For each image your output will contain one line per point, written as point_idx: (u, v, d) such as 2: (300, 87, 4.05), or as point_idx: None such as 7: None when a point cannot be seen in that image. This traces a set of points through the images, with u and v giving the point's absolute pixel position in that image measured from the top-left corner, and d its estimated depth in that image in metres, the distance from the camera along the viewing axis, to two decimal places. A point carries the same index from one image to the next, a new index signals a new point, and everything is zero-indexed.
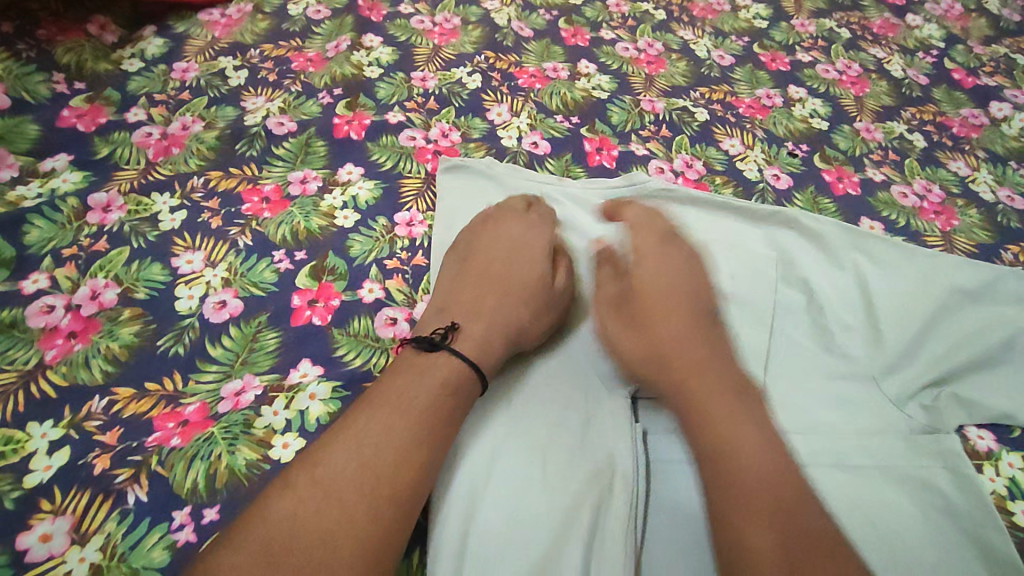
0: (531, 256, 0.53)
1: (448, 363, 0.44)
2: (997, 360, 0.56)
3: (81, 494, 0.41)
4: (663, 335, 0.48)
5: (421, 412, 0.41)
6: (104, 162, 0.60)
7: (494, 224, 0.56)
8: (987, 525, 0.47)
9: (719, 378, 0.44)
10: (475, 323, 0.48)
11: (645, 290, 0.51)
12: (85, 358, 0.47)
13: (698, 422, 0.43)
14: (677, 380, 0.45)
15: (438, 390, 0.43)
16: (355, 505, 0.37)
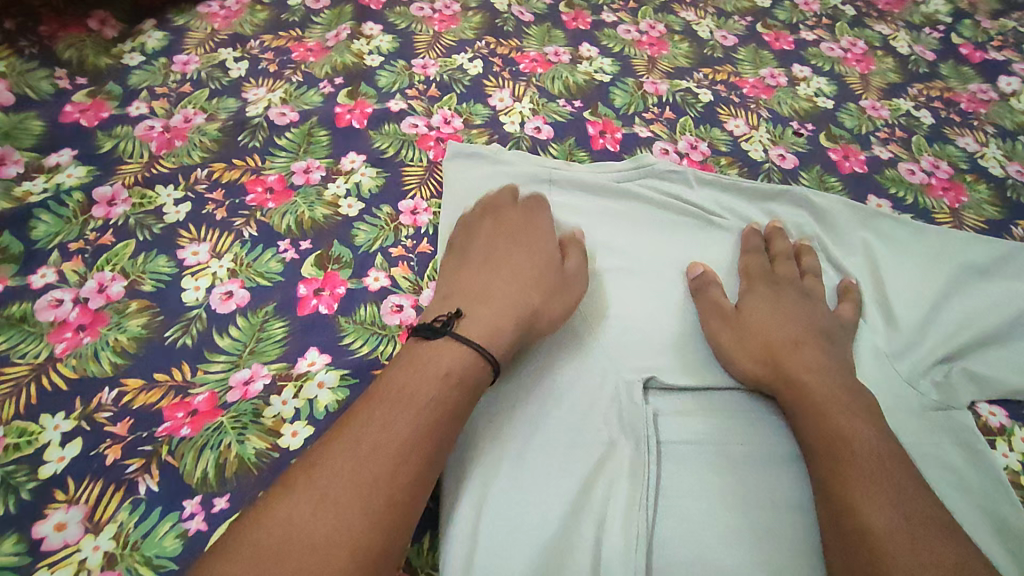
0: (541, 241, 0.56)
1: (463, 357, 0.44)
2: (1011, 336, 0.55)
3: (93, 484, 0.41)
4: (778, 344, 0.50)
5: (420, 402, 0.42)
6: (108, 157, 0.60)
7: (496, 215, 0.57)
8: (1000, 501, 0.46)
9: (837, 391, 0.46)
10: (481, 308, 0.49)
11: (761, 302, 0.53)
12: (95, 350, 0.47)
13: (819, 425, 0.45)
14: (796, 386, 0.47)
15: (471, 363, 0.44)
16: (349, 505, 0.37)
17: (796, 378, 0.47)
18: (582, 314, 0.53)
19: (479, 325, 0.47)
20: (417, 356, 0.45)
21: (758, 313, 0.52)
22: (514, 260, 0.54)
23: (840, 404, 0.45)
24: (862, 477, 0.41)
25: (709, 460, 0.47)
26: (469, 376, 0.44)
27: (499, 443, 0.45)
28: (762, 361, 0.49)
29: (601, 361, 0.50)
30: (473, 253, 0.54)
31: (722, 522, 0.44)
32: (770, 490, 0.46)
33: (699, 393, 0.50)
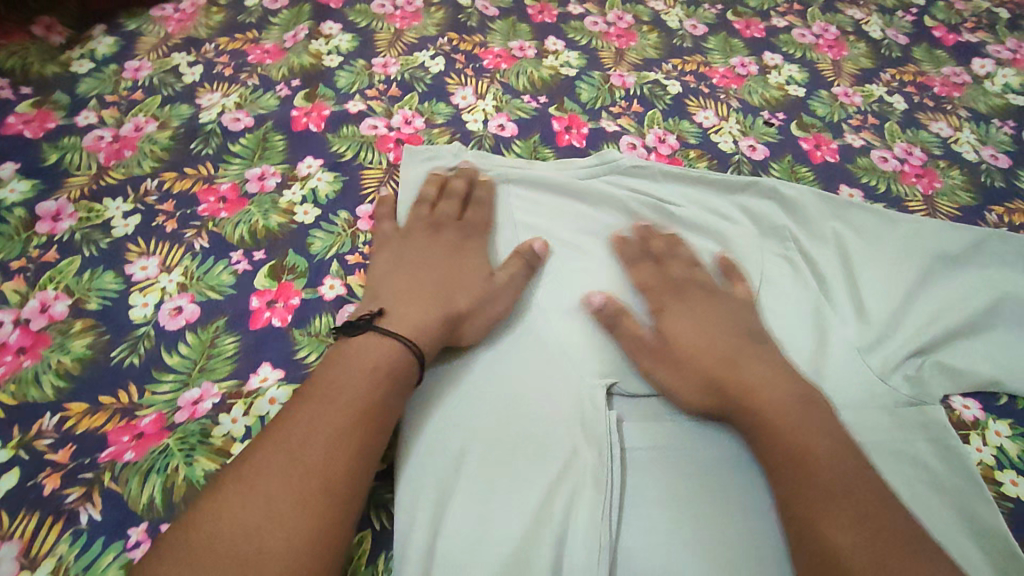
0: (466, 260, 0.54)
1: (379, 352, 0.44)
2: (984, 327, 0.54)
3: (31, 516, 0.39)
4: (707, 367, 0.47)
5: (361, 372, 0.42)
6: (54, 169, 0.58)
7: (429, 228, 0.55)
8: (973, 497, 0.45)
9: (786, 394, 0.44)
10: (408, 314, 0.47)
11: (675, 320, 0.50)
12: (36, 374, 0.45)
13: (764, 433, 0.43)
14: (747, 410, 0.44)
15: (367, 373, 0.42)
16: (303, 446, 0.38)
17: (742, 393, 0.45)
18: (547, 319, 0.51)
19: (404, 318, 0.47)
20: (344, 348, 0.45)
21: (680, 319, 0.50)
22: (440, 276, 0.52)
23: (785, 408, 0.43)
24: (825, 500, 0.39)
25: (677, 466, 0.46)
26: (399, 367, 0.44)
27: (456, 456, 0.44)
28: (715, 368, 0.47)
29: (562, 366, 0.49)
30: (408, 256, 0.53)
31: (689, 529, 0.43)
32: (740, 495, 0.45)
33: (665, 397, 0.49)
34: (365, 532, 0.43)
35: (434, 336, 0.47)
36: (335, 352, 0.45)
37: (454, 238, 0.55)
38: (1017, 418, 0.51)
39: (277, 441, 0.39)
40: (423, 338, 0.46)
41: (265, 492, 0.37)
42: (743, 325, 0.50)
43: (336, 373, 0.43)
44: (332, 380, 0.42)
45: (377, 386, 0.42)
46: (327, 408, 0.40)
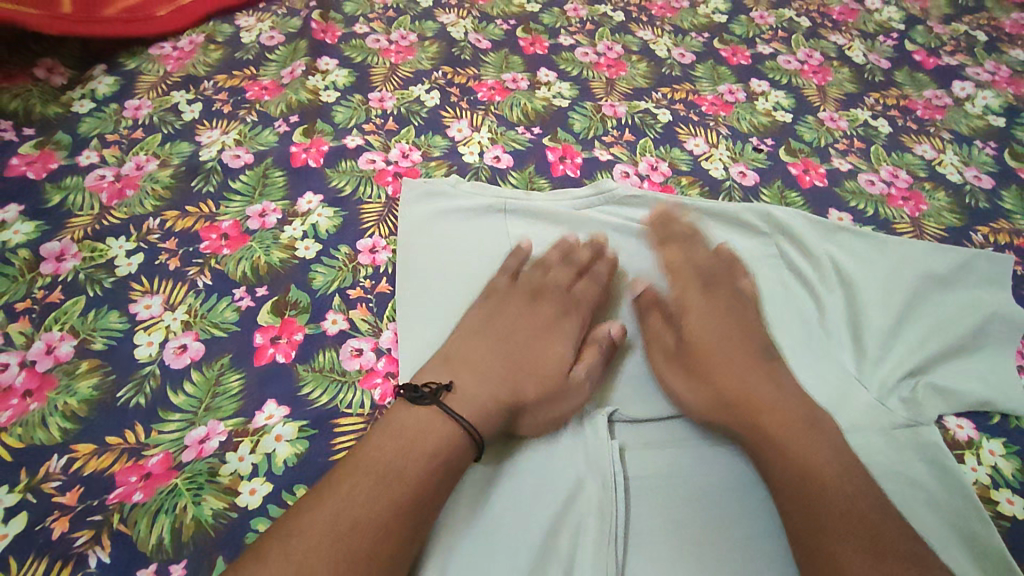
0: (552, 344, 0.53)
1: (439, 428, 0.43)
2: (974, 347, 0.55)
3: (40, 560, 0.40)
4: (729, 386, 0.48)
5: (427, 463, 0.41)
6: (56, 210, 0.58)
7: (532, 296, 0.56)
8: (970, 516, 0.46)
9: (788, 417, 0.45)
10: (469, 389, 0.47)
11: (698, 321, 0.53)
12: (42, 417, 0.46)
13: (780, 452, 0.44)
14: (744, 415, 0.46)
15: (429, 462, 0.41)
16: (369, 542, 0.37)
17: (752, 400, 0.47)
18: (549, 350, 0.52)
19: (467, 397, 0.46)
20: (399, 421, 0.43)
21: (692, 320, 0.54)
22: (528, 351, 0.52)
23: (803, 435, 0.44)
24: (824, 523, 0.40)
25: (679, 493, 0.46)
26: (456, 461, 0.43)
27: (466, 492, 0.45)
28: (736, 405, 0.47)
29: (564, 399, 0.50)
30: (503, 318, 0.54)
31: (694, 556, 0.43)
32: (743, 521, 0.45)
33: (665, 424, 0.50)
34: None
35: (494, 421, 0.46)
36: (401, 429, 0.43)
37: (551, 316, 0.55)
38: (1011, 437, 0.51)
39: (324, 516, 0.38)
40: (483, 422, 0.45)
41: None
42: (758, 334, 0.52)
43: (396, 459, 0.41)
44: (391, 465, 0.41)
45: (434, 483, 0.41)
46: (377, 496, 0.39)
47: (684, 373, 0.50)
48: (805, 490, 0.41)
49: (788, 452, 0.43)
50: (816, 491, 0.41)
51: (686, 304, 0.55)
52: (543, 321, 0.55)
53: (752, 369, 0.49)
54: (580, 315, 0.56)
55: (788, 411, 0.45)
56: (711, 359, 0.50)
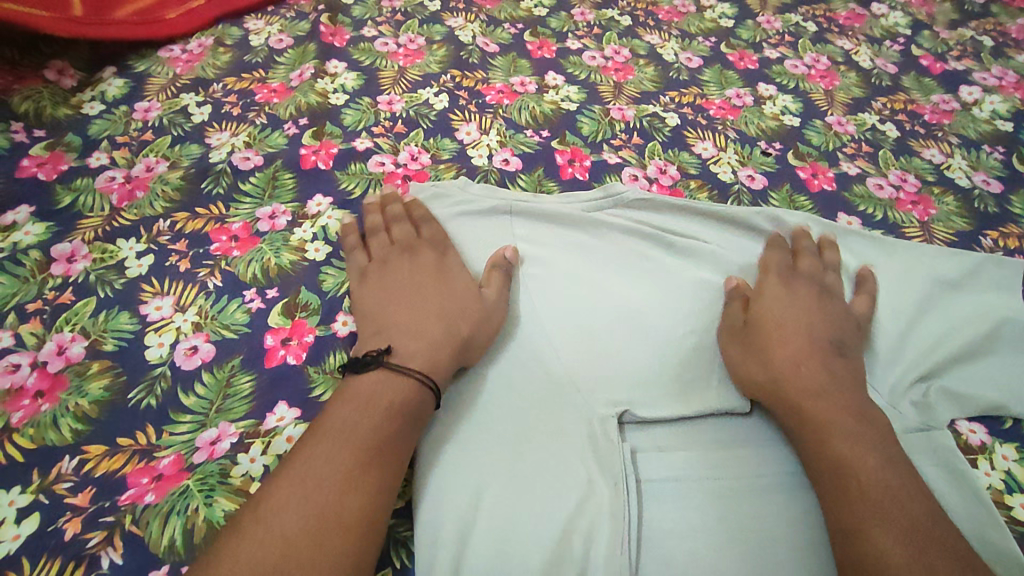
0: (454, 278, 0.55)
1: (396, 386, 0.45)
2: (986, 351, 0.55)
3: (52, 562, 0.39)
4: (784, 366, 0.49)
5: (382, 419, 0.43)
6: (67, 212, 0.59)
7: (408, 253, 0.56)
8: (984, 522, 0.46)
9: (836, 410, 0.46)
10: (412, 349, 0.48)
11: (786, 312, 0.53)
12: (54, 418, 0.45)
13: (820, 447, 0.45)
14: (814, 415, 0.46)
15: (382, 415, 0.43)
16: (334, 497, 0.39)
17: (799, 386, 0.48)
18: (558, 353, 0.52)
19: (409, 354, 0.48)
20: (355, 390, 0.45)
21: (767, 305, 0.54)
22: (439, 300, 0.53)
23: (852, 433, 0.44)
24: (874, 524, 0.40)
25: (692, 497, 0.46)
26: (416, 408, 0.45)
27: (475, 491, 0.44)
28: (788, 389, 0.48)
29: (575, 398, 0.49)
30: (395, 282, 0.54)
31: (708, 560, 0.43)
32: (756, 526, 0.45)
33: (677, 427, 0.50)
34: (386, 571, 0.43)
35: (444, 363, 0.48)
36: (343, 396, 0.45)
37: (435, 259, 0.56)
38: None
39: (290, 479, 0.39)
40: (437, 368, 0.47)
41: (283, 534, 0.37)
42: (825, 332, 0.52)
43: (345, 414, 0.43)
44: (343, 422, 0.43)
45: (386, 429, 0.43)
46: (328, 453, 0.41)
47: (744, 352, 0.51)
48: (850, 498, 0.42)
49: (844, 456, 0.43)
50: (851, 503, 0.41)
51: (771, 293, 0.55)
52: (426, 272, 0.55)
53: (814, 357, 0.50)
54: (449, 251, 0.58)
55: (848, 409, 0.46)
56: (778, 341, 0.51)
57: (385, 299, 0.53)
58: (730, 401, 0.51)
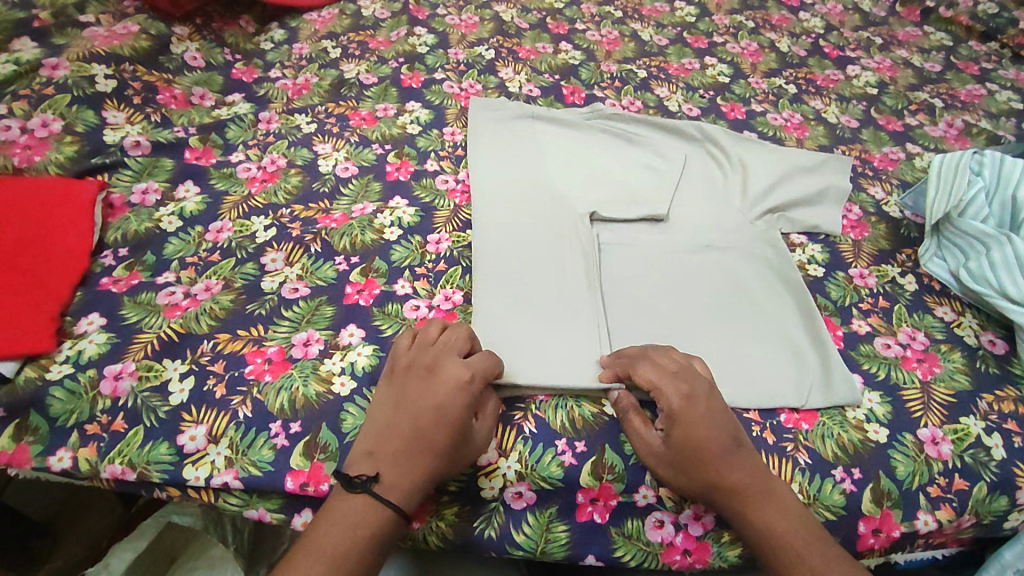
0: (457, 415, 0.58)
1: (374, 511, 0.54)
2: (818, 203, 0.89)
3: (287, 245, 0.77)
4: (711, 477, 0.58)
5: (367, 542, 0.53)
6: (263, 98, 0.97)
7: (429, 373, 0.60)
8: (790, 272, 0.80)
9: (754, 492, 0.58)
10: (393, 477, 0.56)
11: (686, 434, 0.59)
12: (275, 191, 0.83)
13: (748, 521, 0.58)
14: (735, 505, 0.58)
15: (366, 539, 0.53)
16: None
17: (728, 489, 0.58)
18: (556, 185, 0.87)
19: (395, 483, 0.56)
20: (337, 509, 0.54)
21: (678, 425, 0.59)
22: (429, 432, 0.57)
23: (767, 503, 0.58)
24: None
25: (627, 252, 0.81)
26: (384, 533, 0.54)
27: (504, 236, 0.80)
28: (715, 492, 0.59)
29: (563, 204, 0.85)
30: (411, 398, 0.59)
31: (631, 278, 0.78)
32: (662, 266, 0.80)
33: (624, 224, 0.85)
34: (457, 268, 0.78)
35: (418, 496, 0.57)
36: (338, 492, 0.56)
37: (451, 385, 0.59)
38: (826, 245, 0.86)
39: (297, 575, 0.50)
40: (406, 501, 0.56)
41: None
42: (721, 418, 0.60)
43: (332, 538, 0.52)
44: (338, 542, 0.52)
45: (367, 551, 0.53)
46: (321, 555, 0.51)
47: (673, 469, 0.60)
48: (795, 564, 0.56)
49: (765, 527, 0.58)
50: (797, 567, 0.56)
51: (685, 420, 0.59)
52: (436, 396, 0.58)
53: (718, 459, 0.59)
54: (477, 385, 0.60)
55: (761, 493, 0.59)
56: (701, 460, 0.59)
57: (395, 417, 0.59)
58: (657, 209, 0.85)
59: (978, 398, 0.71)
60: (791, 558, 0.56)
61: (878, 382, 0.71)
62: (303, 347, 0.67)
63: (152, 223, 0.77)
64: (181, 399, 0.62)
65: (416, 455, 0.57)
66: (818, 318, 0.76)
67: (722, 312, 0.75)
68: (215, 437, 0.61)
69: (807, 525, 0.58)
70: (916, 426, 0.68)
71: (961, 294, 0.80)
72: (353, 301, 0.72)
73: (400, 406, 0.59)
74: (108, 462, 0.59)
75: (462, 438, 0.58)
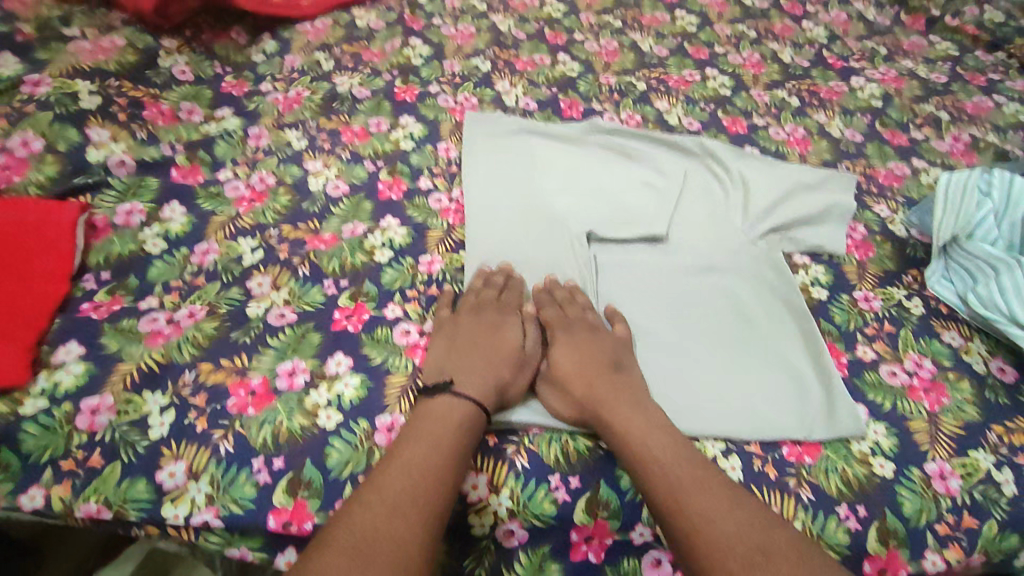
0: (507, 328, 0.69)
1: (448, 439, 0.58)
2: (821, 221, 0.87)
3: (275, 268, 0.75)
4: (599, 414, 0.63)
5: (430, 464, 0.55)
6: (252, 113, 0.95)
7: (474, 310, 0.71)
8: (792, 294, 0.78)
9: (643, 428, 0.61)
10: (466, 381, 0.63)
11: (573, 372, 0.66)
12: (263, 211, 0.81)
13: (635, 457, 0.59)
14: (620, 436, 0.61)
15: (437, 460, 0.56)
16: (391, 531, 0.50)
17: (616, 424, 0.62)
18: (553, 203, 0.85)
19: (473, 383, 0.63)
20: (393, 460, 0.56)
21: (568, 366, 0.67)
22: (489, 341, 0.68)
23: (654, 442, 0.59)
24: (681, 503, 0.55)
25: (624, 274, 0.79)
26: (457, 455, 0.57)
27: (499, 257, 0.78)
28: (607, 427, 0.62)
29: (559, 223, 0.82)
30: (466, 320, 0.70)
31: (628, 301, 0.76)
32: (661, 288, 0.78)
33: (622, 244, 0.83)
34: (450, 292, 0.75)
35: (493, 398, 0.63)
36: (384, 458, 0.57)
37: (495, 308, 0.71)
38: (830, 265, 0.84)
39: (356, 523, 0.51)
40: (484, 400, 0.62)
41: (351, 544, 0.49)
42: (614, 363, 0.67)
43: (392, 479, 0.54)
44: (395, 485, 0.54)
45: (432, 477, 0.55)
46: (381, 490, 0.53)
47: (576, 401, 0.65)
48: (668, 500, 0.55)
49: (645, 458, 0.58)
50: (669, 502, 0.55)
51: (580, 358, 0.67)
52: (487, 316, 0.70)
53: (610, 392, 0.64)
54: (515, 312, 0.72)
55: (648, 434, 0.60)
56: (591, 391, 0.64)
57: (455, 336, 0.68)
58: (656, 228, 0.83)
59: (987, 431, 0.69)
60: (667, 494, 0.56)
61: (884, 413, 0.69)
62: (288, 377, 0.65)
63: (136, 245, 0.75)
64: (160, 433, 0.60)
65: (483, 360, 0.66)
66: (821, 343, 0.73)
67: (722, 336, 0.73)
68: (195, 473, 0.59)
69: (688, 459, 0.58)
70: (923, 460, 0.66)
71: (969, 319, 0.78)
72: (341, 327, 0.70)
73: (455, 337, 0.68)
74: (83, 501, 0.57)
75: (518, 347, 0.68)
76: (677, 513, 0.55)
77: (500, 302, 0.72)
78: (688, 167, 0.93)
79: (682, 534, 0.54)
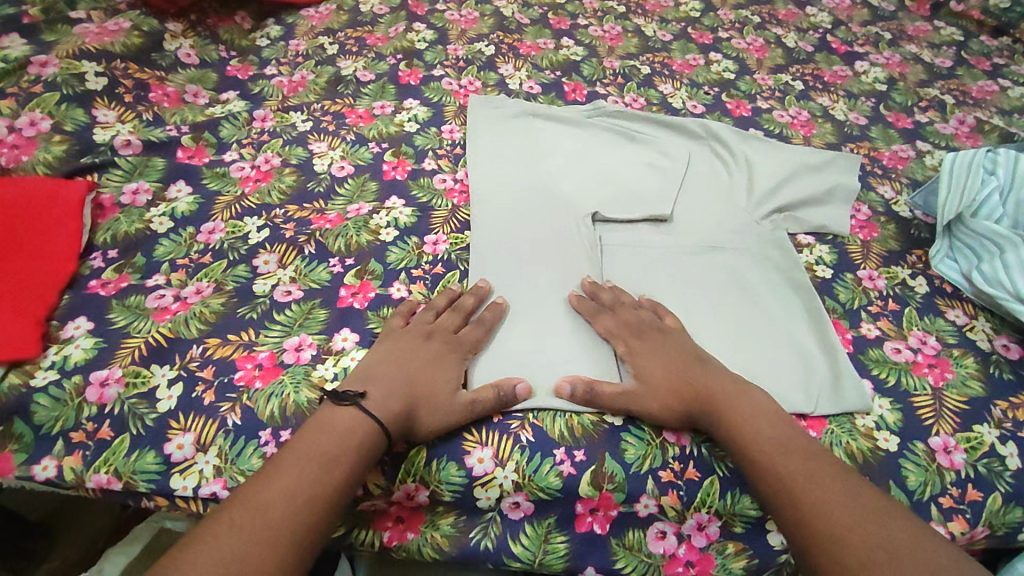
0: (444, 369, 0.63)
1: (328, 442, 0.55)
2: (825, 203, 0.87)
3: (280, 247, 0.75)
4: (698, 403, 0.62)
5: (307, 467, 0.53)
6: (257, 96, 0.95)
7: (423, 336, 0.65)
8: (797, 274, 0.78)
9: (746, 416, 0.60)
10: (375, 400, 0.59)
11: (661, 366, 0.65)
12: (269, 191, 0.81)
13: (739, 443, 0.59)
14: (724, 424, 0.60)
15: (309, 462, 0.53)
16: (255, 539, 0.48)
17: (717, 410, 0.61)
18: (557, 184, 0.85)
19: (380, 403, 0.59)
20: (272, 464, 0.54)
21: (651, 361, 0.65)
22: (420, 371, 0.62)
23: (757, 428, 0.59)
24: (792, 488, 0.55)
25: (629, 253, 0.79)
26: (338, 470, 0.54)
27: (505, 238, 0.78)
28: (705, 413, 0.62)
29: (564, 204, 0.82)
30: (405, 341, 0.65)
31: (633, 280, 0.77)
32: (666, 267, 0.78)
33: (627, 225, 0.83)
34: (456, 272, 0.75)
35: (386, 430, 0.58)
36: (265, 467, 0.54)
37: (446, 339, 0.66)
38: (834, 245, 0.84)
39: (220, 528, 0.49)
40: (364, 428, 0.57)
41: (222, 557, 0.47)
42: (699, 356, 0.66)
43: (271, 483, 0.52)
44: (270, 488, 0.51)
45: (310, 475, 0.53)
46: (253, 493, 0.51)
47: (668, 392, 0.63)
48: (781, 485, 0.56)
49: (751, 443, 0.58)
50: (782, 489, 0.56)
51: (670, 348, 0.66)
52: (431, 349, 0.64)
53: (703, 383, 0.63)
54: (462, 353, 0.66)
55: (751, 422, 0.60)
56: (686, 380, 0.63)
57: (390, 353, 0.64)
58: (661, 209, 0.83)
59: (992, 405, 0.69)
60: (779, 479, 0.56)
61: (888, 389, 0.69)
62: (295, 352, 0.65)
63: (142, 223, 0.75)
64: (169, 406, 0.61)
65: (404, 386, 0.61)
66: (826, 321, 0.74)
67: (728, 315, 0.73)
68: (203, 445, 0.59)
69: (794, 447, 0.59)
70: (928, 434, 0.66)
71: (974, 297, 0.78)
72: (347, 304, 0.70)
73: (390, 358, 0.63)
74: (94, 471, 0.58)
75: (449, 387, 0.62)
76: (787, 496, 0.55)
77: (457, 336, 0.66)
78: (693, 150, 0.93)
79: (789, 512, 0.55)
